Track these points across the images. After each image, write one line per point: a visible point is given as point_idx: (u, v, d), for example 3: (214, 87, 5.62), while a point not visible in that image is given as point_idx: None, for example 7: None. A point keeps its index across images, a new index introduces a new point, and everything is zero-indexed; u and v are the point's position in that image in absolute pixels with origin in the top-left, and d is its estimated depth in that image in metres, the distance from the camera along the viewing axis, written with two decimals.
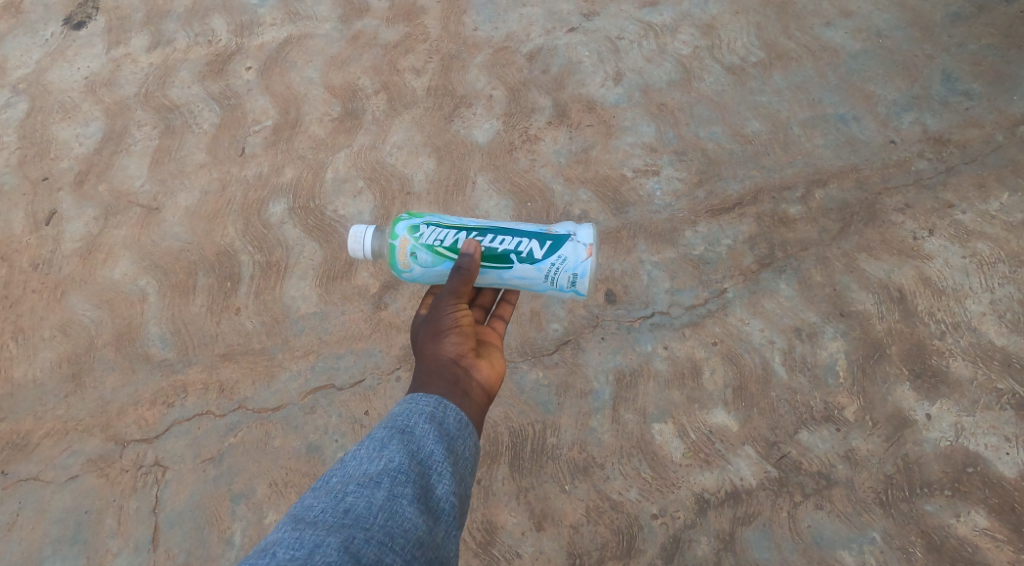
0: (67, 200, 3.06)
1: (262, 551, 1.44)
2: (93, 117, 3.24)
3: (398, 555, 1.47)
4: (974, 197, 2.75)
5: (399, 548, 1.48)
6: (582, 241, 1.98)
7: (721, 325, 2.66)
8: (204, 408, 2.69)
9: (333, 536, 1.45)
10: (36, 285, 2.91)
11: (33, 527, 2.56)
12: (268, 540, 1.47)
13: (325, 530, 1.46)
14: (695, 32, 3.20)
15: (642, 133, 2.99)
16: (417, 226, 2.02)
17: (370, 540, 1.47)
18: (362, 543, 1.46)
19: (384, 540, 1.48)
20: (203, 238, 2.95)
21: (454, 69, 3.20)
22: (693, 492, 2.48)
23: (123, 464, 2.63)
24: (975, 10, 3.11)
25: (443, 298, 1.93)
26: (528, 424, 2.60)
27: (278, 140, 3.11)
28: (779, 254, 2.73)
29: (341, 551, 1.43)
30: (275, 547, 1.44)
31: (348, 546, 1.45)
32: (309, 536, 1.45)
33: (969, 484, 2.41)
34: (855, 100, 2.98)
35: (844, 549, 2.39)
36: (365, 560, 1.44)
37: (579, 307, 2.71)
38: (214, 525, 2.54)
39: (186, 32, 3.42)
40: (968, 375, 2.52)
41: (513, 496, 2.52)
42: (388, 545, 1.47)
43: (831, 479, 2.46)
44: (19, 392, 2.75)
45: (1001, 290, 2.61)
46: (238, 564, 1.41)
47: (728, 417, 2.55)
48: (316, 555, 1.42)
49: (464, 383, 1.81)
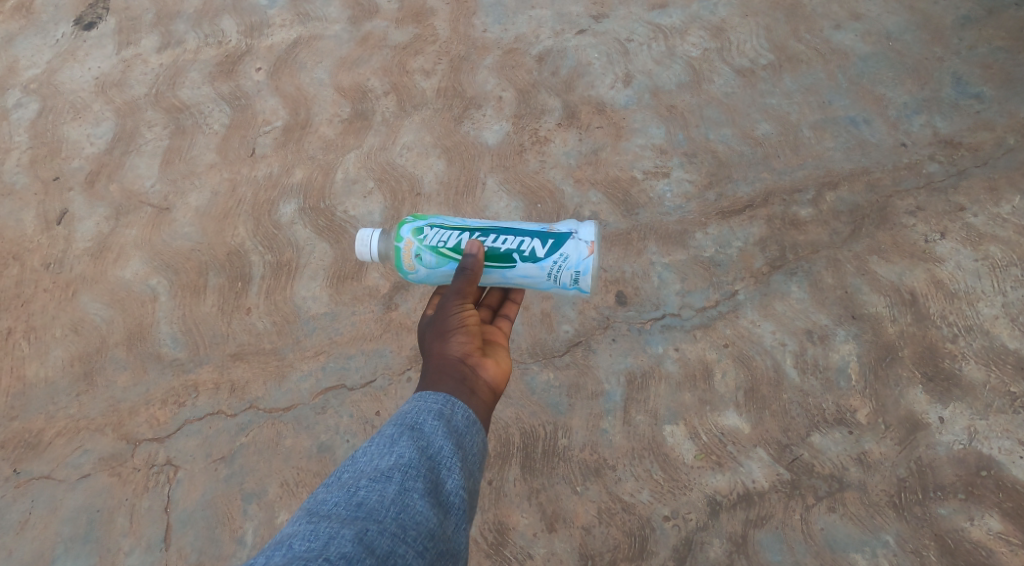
0: (78, 199, 3.07)
1: (277, 544, 1.44)
2: (104, 117, 3.25)
3: (410, 547, 1.48)
4: (986, 200, 2.75)
5: (412, 540, 1.48)
6: (584, 239, 1.98)
7: (732, 327, 2.65)
8: (215, 408, 2.70)
9: (347, 528, 1.45)
10: (48, 284, 2.91)
11: (45, 526, 2.57)
12: (283, 533, 1.47)
13: (339, 522, 1.47)
14: (705, 34, 3.20)
15: (652, 135, 3.00)
16: (421, 229, 2.02)
17: (383, 531, 1.47)
18: (376, 535, 1.46)
19: (397, 532, 1.48)
20: (214, 238, 2.95)
21: (464, 70, 3.21)
22: (704, 494, 2.47)
23: (134, 463, 2.63)
24: (985, 13, 3.11)
25: (449, 298, 1.92)
26: (539, 425, 2.60)
27: (288, 140, 3.12)
28: (790, 257, 2.73)
29: (355, 543, 1.44)
30: (291, 539, 1.44)
31: (362, 538, 1.45)
32: (324, 529, 1.45)
33: (982, 488, 2.40)
34: (866, 103, 2.98)
35: (857, 552, 2.38)
36: (379, 551, 1.44)
37: (590, 308, 2.71)
38: (226, 524, 2.54)
39: (196, 32, 3.43)
40: (981, 379, 2.52)
41: (525, 497, 2.52)
42: (400, 536, 1.48)
43: (843, 482, 2.45)
44: (30, 391, 2.76)
45: (1014, 294, 2.61)
46: (254, 556, 1.42)
47: (739, 419, 2.55)
48: (331, 547, 1.42)
49: (470, 381, 1.79)
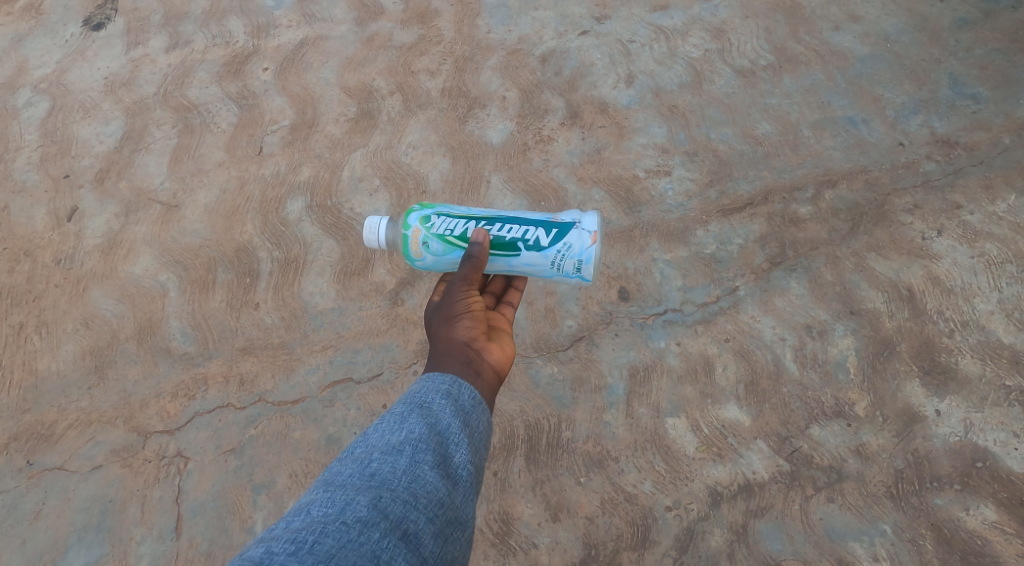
0: (89, 197, 3.12)
1: (297, 510, 1.51)
2: (113, 116, 3.29)
3: (422, 513, 1.53)
4: (981, 198, 2.80)
5: (423, 507, 1.54)
6: (586, 228, 2.03)
7: (733, 322, 2.70)
8: (224, 401, 2.74)
9: (362, 495, 1.52)
10: (59, 280, 2.96)
11: (57, 516, 2.61)
12: (302, 501, 1.54)
13: (354, 490, 1.53)
14: (706, 36, 3.25)
15: (653, 134, 3.05)
16: (429, 217, 2.07)
17: (396, 499, 1.52)
18: (389, 502, 1.52)
19: (409, 499, 1.53)
20: (223, 235, 3.00)
21: (469, 70, 3.26)
22: (706, 485, 2.52)
23: (146, 454, 2.68)
24: (981, 16, 3.17)
25: (455, 284, 1.97)
26: (543, 418, 2.64)
27: (296, 139, 3.17)
28: (790, 254, 2.78)
29: (370, 508, 1.50)
30: (310, 506, 1.51)
31: (376, 504, 1.51)
32: (339, 496, 1.52)
33: (978, 479, 2.45)
34: (864, 103, 3.04)
35: (856, 541, 2.43)
36: (393, 516, 1.50)
37: (593, 304, 2.76)
38: (237, 514, 2.59)
39: (204, 33, 3.48)
40: (977, 372, 2.56)
41: (530, 488, 2.56)
42: (412, 503, 1.53)
43: (842, 473, 2.50)
44: (43, 384, 2.80)
45: (1009, 290, 2.66)
46: (274, 523, 1.50)
47: (740, 412, 2.60)
48: (347, 512, 1.49)
49: (476, 364, 1.84)
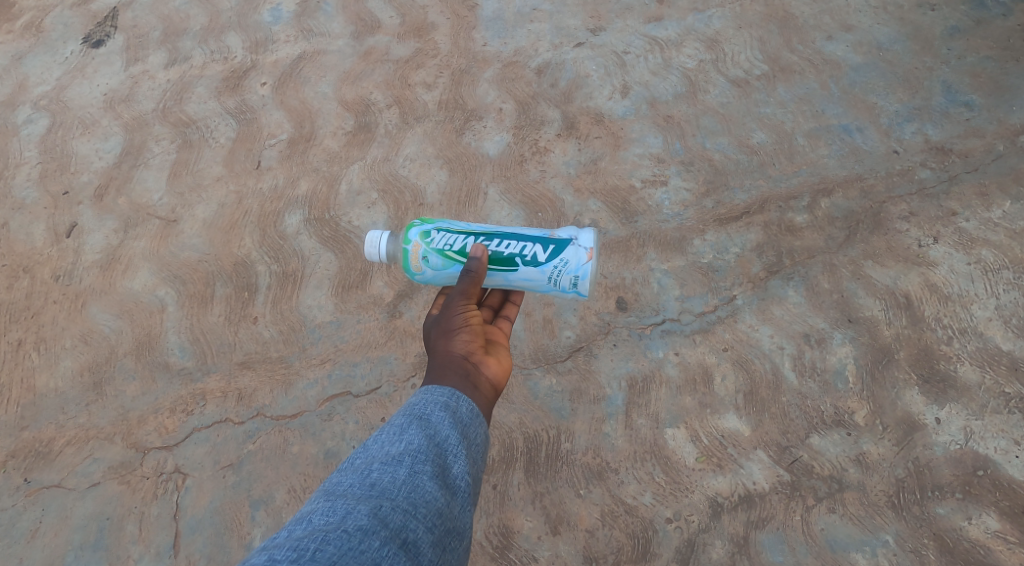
0: (87, 213, 3.12)
1: (298, 519, 1.51)
2: (112, 132, 3.31)
3: (421, 522, 1.53)
4: (977, 205, 2.80)
5: (423, 516, 1.53)
6: (583, 244, 2.02)
7: (731, 331, 2.70)
8: (223, 416, 2.74)
9: (362, 504, 1.51)
10: (58, 296, 2.97)
11: (56, 534, 2.60)
12: (304, 510, 1.53)
13: (355, 499, 1.53)
14: (699, 46, 3.26)
15: (649, 144, 3.05)
16: (429, 232, 2.08)
17: (396, 508, 1.52)
18: (390, 511, 1.51)
19: (409, 508, 1.53)
20: (221, 249, 3.01)
21: (465, 83, 3.27)
22: (706, 496, 2.51)
23: (144, 471, 2.67)
24: (973, 23, 3.18)
25: (454, 298, 1.97)
26: (542, 430, 2.64)
27: (293, 153, 3.18)
28: (787, 262, 2.78)
29: (370, 517, 1.49)
30: (311, 514, 1.51)
31: (376, 513, 1.50)
32: (341, 505, 1.51)
33: (979, 488, 2.44)
34: (858, 111, 3.04)
35: (858, 551, 2.41)
36: (393, 525, 1.50)
37: (591, 314, 2.76)
38: (235, 531, 2.58)
39: (202, 48, 3.50)
40: (976, 380, 2.56)
41: (529, 501, 2.55)
42: (412, 512, 1.53)
43: (843, 482, 2.49)
44: (42, 401, 2.80)
45: (1006, 296, 2.66)
46: (275, 532, 1.49)
47: (739, 422, 2.59)
48: (348, 520, 1.48)
49: (474, 377, 1.83)
